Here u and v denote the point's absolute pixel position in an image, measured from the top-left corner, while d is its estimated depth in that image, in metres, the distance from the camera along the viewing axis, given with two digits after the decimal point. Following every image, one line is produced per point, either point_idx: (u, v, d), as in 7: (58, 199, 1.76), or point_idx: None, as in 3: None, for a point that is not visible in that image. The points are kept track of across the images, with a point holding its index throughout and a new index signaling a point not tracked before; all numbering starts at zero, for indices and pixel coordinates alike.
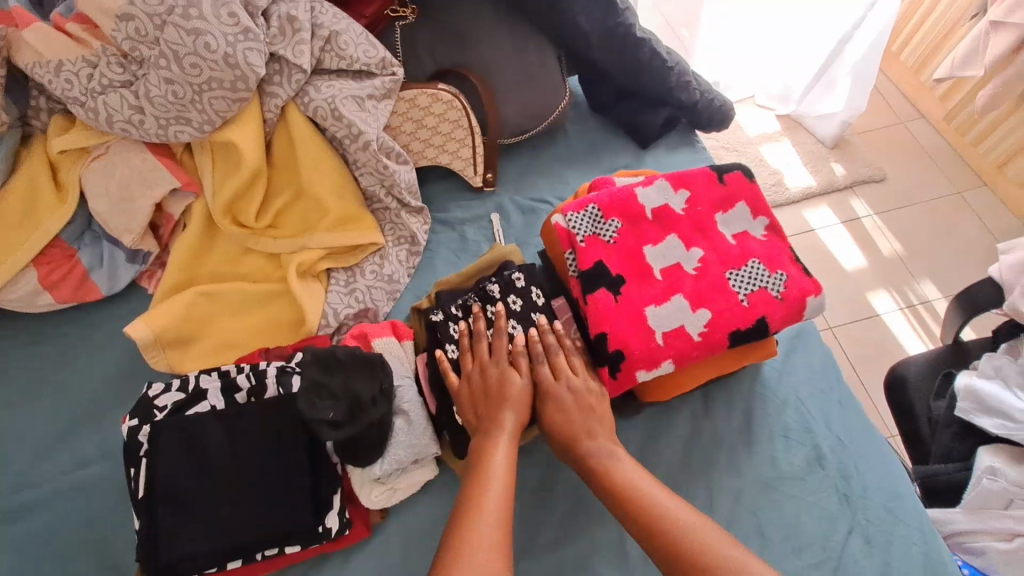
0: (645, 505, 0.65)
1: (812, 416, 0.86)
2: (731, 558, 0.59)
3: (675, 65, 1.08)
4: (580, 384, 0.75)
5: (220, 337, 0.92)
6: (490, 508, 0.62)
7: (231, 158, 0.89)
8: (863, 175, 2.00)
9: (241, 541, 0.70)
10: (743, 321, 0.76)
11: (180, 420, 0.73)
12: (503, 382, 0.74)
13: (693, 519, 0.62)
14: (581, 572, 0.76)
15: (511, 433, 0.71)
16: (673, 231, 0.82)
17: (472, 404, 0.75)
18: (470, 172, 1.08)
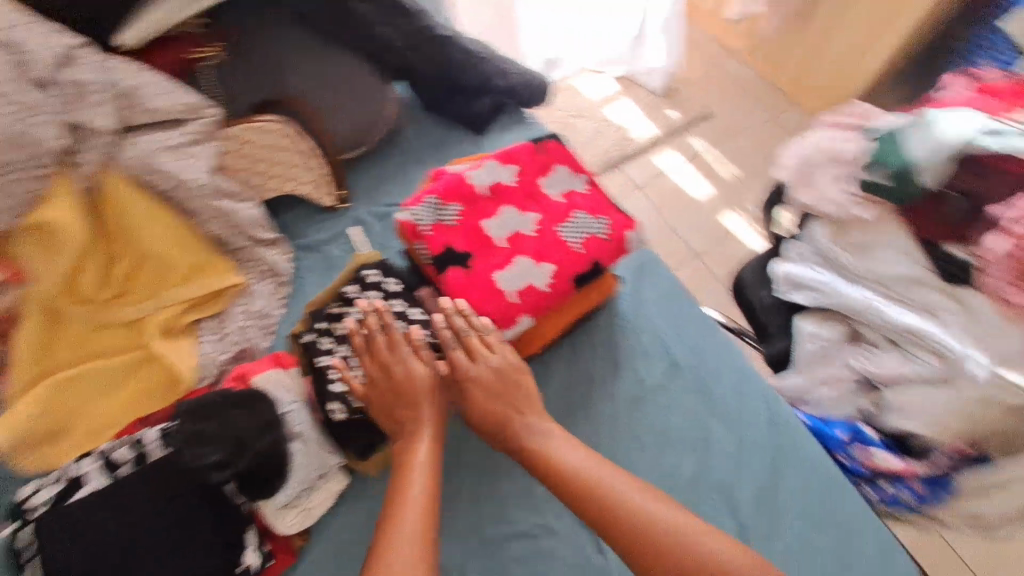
0: (565, 467, 0.72)
1: (666, 332, 1.00)
2: (647, 505, 0.69)
3: (487, 55, 1.16)
4: (488, 369, 0.79)
5: (91, 422, 0.85)
6: (413, 500, 0.69)
7: (52, 238, 0.85)
8: (694, 117, 2.31)
9: None
10: (582, 266, 0.85)
11: (58, 511, 0.70)
12: (412, 380, 0.79)
13: (605, 476, 0.71)
14: (500, 524, 0.84)
15: (428, 430, 0.77)
16: (507, 203, 0.89)
17: (389, 410, 0.79)
18: (320, 193, 1.10)
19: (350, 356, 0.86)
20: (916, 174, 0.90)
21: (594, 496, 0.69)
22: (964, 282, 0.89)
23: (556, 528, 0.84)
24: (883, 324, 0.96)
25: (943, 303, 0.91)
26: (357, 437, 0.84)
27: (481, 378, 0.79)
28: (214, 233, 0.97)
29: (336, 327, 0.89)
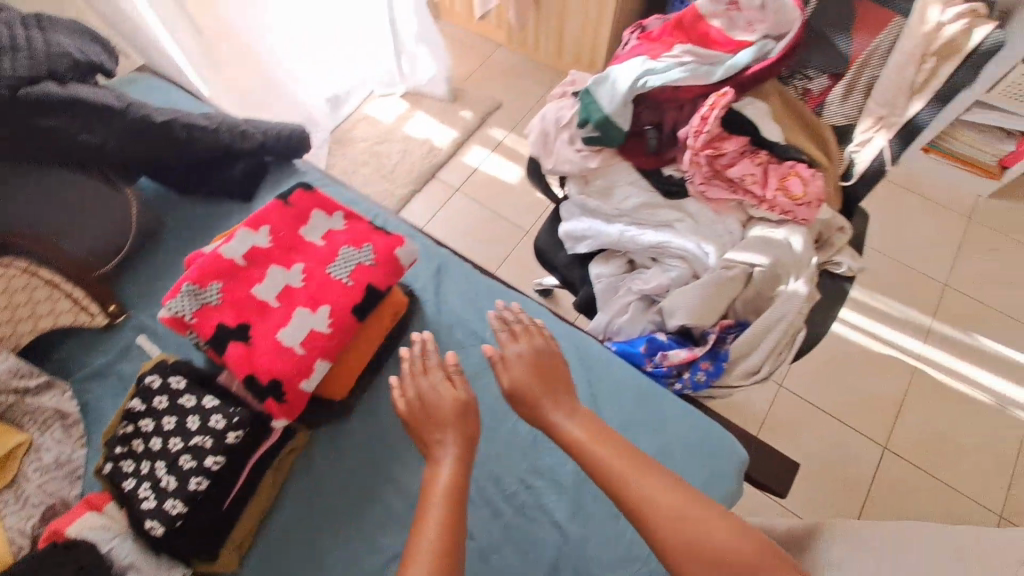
0: (594, 447, 0.74)
1: (472, 321, 1.09)
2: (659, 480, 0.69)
3: (218, 125, 1.16)
4: (525, 355, 0.87)
5: None
6: (434, 516, 0.67)
7: None
8: (486, 110, 2.47)
9: None
10: (357, 296, 0.89)
11: None
12: (436, 399, 0.80)
13: (620, 460, 0.72)
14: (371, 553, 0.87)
15: (456, 453, 0.75)
16: (270, 263, 0.92)
17: (420, 430, 0.80)
18: (87, 315, 1.04)
19: (152, 471, 0.82)
20: (612, 121, 1.05)
21: (609, 475, 0.71)
22: (680, 194, 1.10)
23: None
24: (639, 245, 1.11)
25: (673, 215, 1.09)
26: (190, 541, 0.79)
27: (525, 376, 0.84)
28: None
29: (133, 446, 0.85)
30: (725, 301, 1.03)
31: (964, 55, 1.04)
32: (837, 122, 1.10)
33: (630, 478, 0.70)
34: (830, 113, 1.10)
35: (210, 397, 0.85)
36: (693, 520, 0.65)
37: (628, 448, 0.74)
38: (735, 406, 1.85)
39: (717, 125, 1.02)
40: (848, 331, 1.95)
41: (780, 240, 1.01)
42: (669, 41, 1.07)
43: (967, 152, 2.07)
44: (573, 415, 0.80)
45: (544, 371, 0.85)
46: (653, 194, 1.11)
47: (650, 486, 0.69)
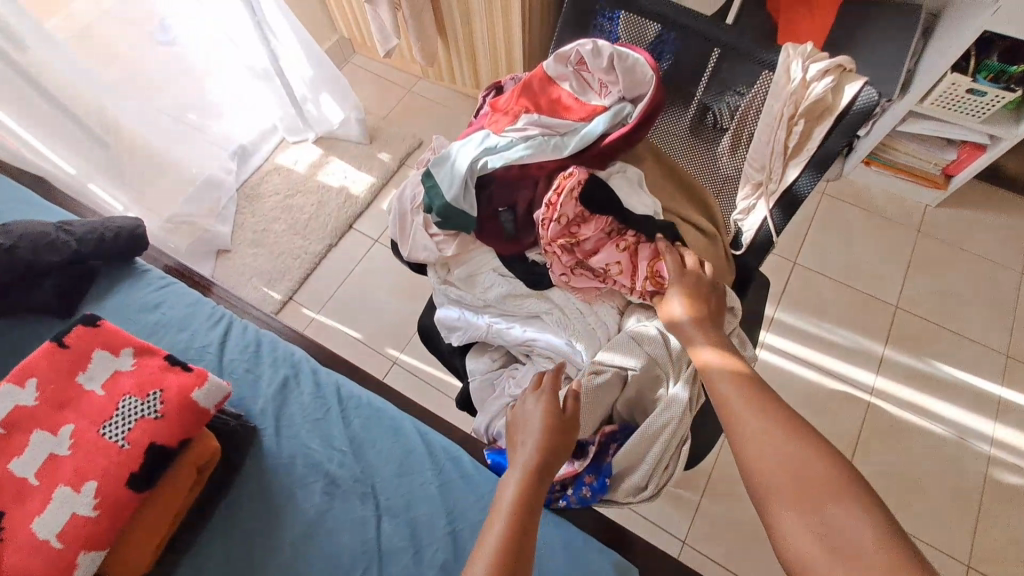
0: (721, 377, 0.73)
1: (316, 449, 0.94)
2: (753, 415, 0.67)
3: (15, 241, 1.01)
4: (678, 281, 0.84)
5: None
6: (508, 498, 0.70)
7: None
8: (404, 150, 2.32)
9: None
10: (135, 462, 0.75)
11: None
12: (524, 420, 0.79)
13: (736, 384, 0.71)
14: None
15: (536, 458, 0.74)
16: (33, 429, 0.77)
17: (514, 433, 0.80)
18: None
19: None
20: (455, 208, 0.92)
21: (722, 391, 0.72)
22: (546, 282, 0.96)
23: None
24: (508, 341, 0.97)
25: (539, 305, 0.96)
26: None
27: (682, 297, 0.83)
28: None
29: None
30: (601, 408, 0.89)
31: (838, 117, 0.81)
32: (728, 176, 1.00)
33: (750, 414, 0.68)
34: (723, 165, 0.99)
35: None
36: (798, 458, 0.62)
37: (748, 389, 0.71)
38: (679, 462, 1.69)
39: (574, 208, 0.87)
40: (796, 366, 1.81)
41: (653, 335, 0.87)
42: (515, 109, 0.95)
43: (909, 162, 1.96)
44: (718, 352, 0.77)
45: (701, 301, 0.82)
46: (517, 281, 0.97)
47: (761, 422, 0.66)
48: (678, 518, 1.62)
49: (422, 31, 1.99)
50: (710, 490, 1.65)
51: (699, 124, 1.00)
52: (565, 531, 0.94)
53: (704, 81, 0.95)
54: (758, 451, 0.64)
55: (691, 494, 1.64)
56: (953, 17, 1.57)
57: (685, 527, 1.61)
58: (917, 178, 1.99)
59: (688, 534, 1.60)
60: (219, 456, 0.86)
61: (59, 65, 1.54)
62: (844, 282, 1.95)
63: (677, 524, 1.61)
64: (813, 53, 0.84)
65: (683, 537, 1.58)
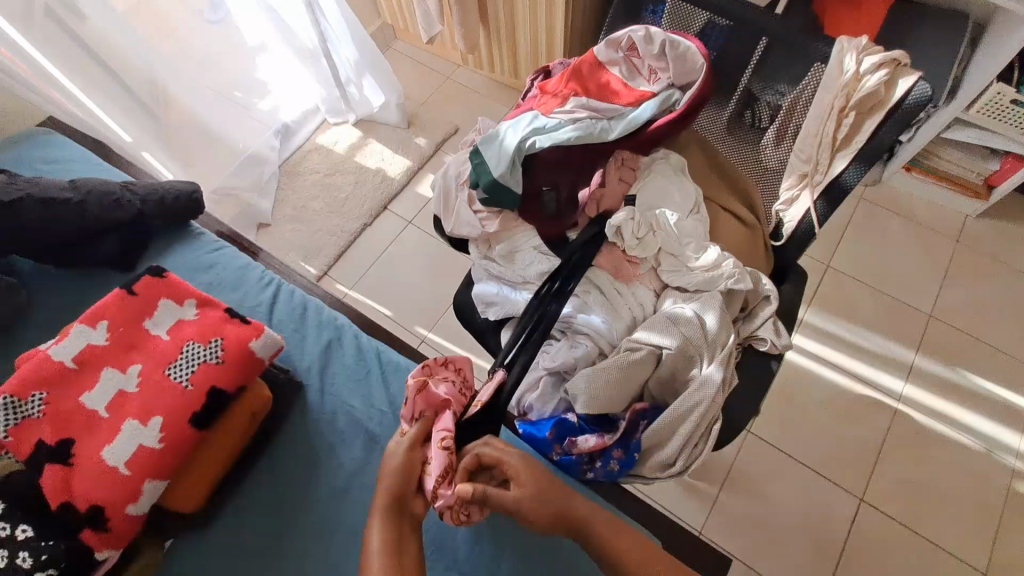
0: (579, 518, 0.80)
1: (357, 407, 0.99)
2: (604, 535, 0.79)
3: (83, 199, 1.06)
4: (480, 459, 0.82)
5: None
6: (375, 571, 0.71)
7: None
8: (440, 135, 2.36)
9: None
10: (196, 402, 0.80)
11: None
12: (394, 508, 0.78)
13: (588, 518, 0.80)
14: None
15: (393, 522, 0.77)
16: (104, 365, 0.82)
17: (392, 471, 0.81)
18: None
19: None
20: (502, 185, 0.95)
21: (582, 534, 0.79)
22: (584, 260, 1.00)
23: None
24: None
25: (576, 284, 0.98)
26: None
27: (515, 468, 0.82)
28: None
29: None
30: (633, 386, 0.91)
31: (889, 111, 0.82)
32: (770, 167, 1.01)
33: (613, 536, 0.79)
34: (767, 156, 1.00)
35: (23, 525, 0.72)
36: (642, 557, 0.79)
37: (598, 518, 0.81)
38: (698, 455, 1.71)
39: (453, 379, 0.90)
40: (822, 369, 1.81)
41: (689, 318, 0.89)
42: (563, 91, 0.98)
43: (950, 170, 1.93)
44: (543, 489, 0.79)
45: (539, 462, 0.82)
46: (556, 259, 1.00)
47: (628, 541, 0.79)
48: (695, 509, 1.64)
49: (465, 20, 2.02)
50: (727, 484, 1.66)
51: (737, 120, 1.02)
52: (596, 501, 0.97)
53: (749, 68, 0.96)
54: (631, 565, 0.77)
55: (708, 486, 1.66)
56: (1003, 24, 1.55)
57: (701, 518, 1.63)
58: (956, 186, 1.96)
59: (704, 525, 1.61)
60: (269, 404, 0.91)
61: (115, 40, 1.63)
62: (875, 288, 1.93)
63: (693, 514, 1.63)
64: (868, 45, 0.85)
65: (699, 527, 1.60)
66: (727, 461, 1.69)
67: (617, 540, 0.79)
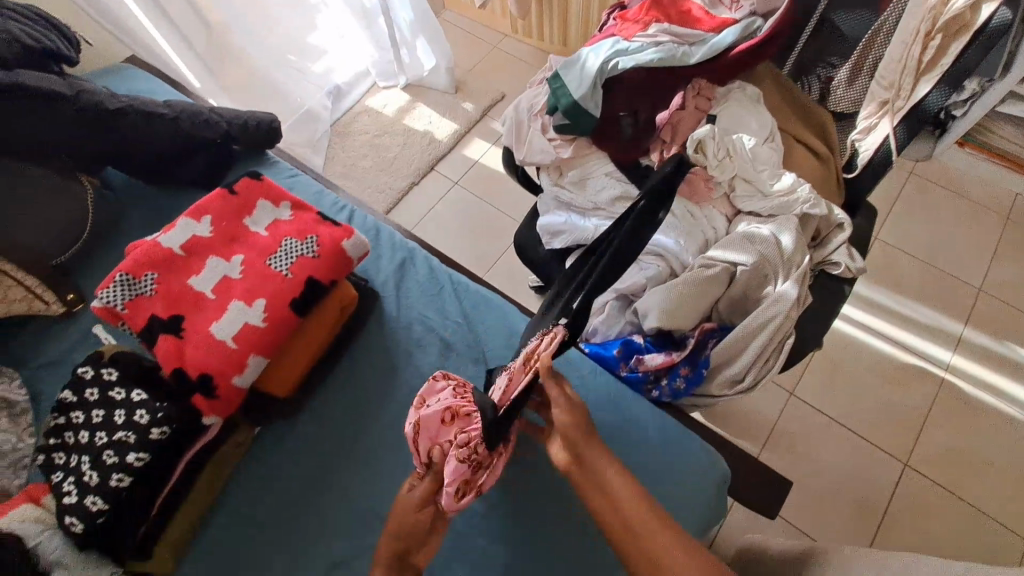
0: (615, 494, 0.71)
1: (432, 318, 1.03)
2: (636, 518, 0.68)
3: (178, 114, 1.11)
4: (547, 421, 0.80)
5: None
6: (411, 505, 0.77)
7: None
8: (487, 102, 2.40)
9: None
10: (295, 289, 0.85)
11: None
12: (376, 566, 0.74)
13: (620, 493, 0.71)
14: (299, 565, 0.83)
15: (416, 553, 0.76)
16: (210, 253, 0.88)
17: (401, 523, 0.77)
18: (41, 302, 1.01)
19: (79, 465, 0.78)
20: (582, 106, 0.98)
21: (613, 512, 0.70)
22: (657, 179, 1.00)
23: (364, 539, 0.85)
24: None
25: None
26: (118, 529, 0.77)
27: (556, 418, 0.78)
28: None
29: (65, 436, 0.81)
30: (706, 304, 0.93)
31: (978, 31, 0.82)
32: (841, 107, 1.03)
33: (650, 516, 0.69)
34: (836, 98, 1.03)
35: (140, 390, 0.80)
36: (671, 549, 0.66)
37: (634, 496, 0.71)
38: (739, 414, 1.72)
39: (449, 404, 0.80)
40: (868, 337, 1.80)
41: (765, 237, 0.91)
42: (644, 19, 1.00)
43: (1007, 146, 1.90)
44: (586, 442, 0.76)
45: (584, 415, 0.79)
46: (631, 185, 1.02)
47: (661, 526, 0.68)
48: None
49: None
50: (768, 444, 1.67)
51: (807, 63, 1.04)
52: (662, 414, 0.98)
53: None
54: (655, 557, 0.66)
55: (749, 445, 1.68)
56: None
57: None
58: (1010, 164, 1.93)
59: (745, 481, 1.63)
60: (354, 304, 0.95)
61: None
62: (925, 261, 1.91)
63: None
64: None
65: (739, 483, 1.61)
66: (768, 422, 1.70)
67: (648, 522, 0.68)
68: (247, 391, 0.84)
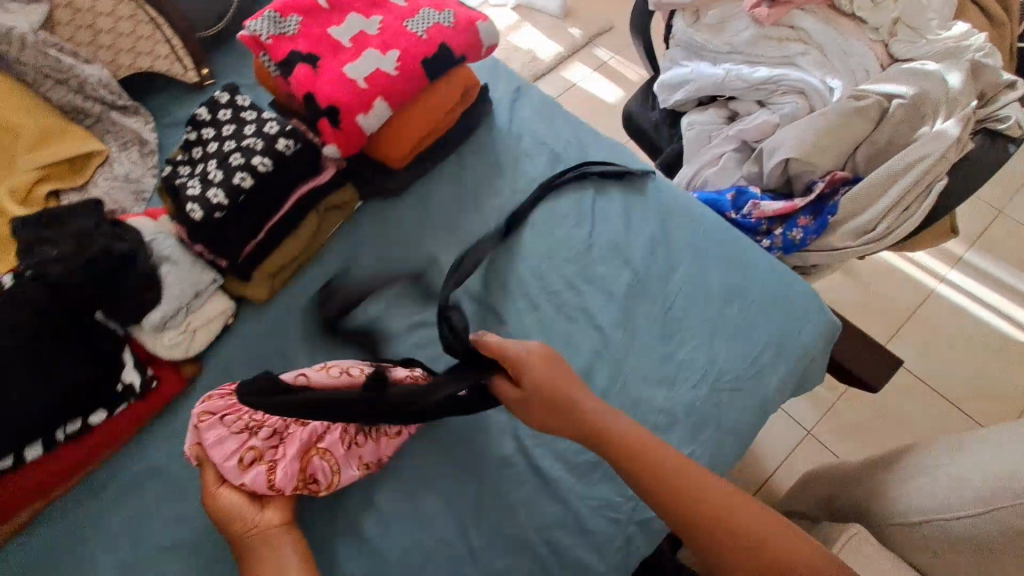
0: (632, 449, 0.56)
1: (543, 134, 1.01)
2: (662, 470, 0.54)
3: None
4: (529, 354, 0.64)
5: None
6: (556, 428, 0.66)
7: None
8: (596, 29, 2.37)
9: (32, 422, 0.69)
10: (429, 49, 0.84)
11: None
12: (225, 514, 0.66)
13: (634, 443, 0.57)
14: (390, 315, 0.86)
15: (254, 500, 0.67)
16: (351, 11, 0.89)
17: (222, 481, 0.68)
18: (180, 68, 1.05)
19: (203, 172, 0.80)
20: None
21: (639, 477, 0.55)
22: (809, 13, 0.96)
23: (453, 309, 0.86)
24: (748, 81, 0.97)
25: (797, 46, 0.94)
26: (229, 234, 0.80)
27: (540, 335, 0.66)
28: (61, 101, 0.93)
29: (193, 152, 0.85)
30: (846, 144, 0.87)
31: None
32: None
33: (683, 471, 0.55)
34: None
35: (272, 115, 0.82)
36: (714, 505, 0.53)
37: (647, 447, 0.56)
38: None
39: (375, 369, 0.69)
40: (978, 309, 1.63)
41: (931, 72, 0.84)
42: None
43: None
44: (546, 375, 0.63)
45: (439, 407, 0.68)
46: (777, 22, 0.95)
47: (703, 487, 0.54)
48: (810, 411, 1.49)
49: None
50: (848, 397, 1.52)
51: None
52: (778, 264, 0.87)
53: None
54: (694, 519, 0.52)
55: (827, 394, 1.53)
56: None
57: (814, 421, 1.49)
58: None
59: (816, 427, 1.48)
60: (473, 95, 0.95)
61: None
62: None
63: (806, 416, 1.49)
64: None
65: (811, 428, 1.46)
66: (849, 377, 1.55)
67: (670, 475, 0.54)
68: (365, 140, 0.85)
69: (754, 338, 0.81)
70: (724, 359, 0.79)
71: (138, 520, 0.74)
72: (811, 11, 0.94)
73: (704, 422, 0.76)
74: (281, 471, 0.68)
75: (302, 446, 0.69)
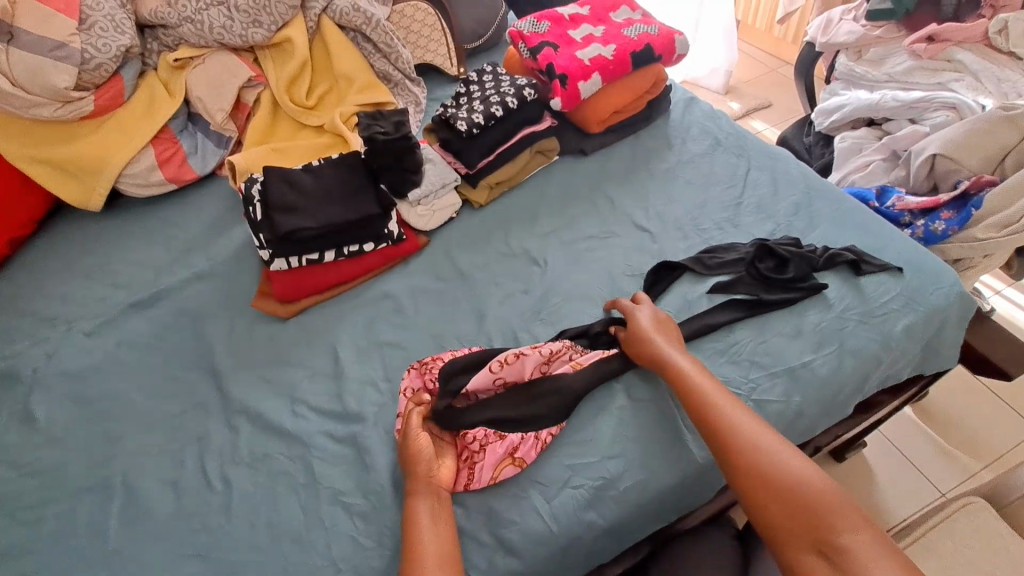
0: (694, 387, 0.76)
1: (708, 125, 1.25)
2: (738, 419, 0.71)
3: None
4: (646, 313, 0.88)
5: (297, 149, 1.28)
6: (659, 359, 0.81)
7: (283, 48, 1.34)
8: (755, 105, 2.33)
9: (337, 237, 1.05)
10: (637, 46, 1.18)
11: (289, 172, 1.07)
12: (419, 447, 0.77)
13: (713, 390, 0.75)
14: (568, 229, 1.11)
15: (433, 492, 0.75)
16: (584, 22, 1.27)
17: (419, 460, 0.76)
18: (448, 65, 1.48)
19: (469, 107, 1.17)
20: None
21: (699, 401, 0.74)
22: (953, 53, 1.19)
23: (618, 234, 1.09)
24: (903, 101, 1.15)
25: (950, 75, 1.15)
26: (475, 147, 1.14)
27: (641, 314, 0.88)
28: (381, 68, 1.40)
29: (456, 100, 1.22)
30: (996, 149, 1.02)
31: None
32: None
33: (740, 428, 0.70)
34: None
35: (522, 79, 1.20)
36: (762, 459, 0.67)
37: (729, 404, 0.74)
38: (960, 425, 1.36)
39: (534, 365, 0.87)
40: None
41: None
42: None
43: None
44: (648, 317, 0.87)
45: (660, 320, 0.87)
46: (934, 56, 1.18)
47: (766, 442, 0.68)
48: (947, 472, 1.29)
49: None
50: (996, 467, 1.29)
51: None
52: (920, 249, 0.97)
53: None
54: (742, 455, 0.68)
55: (968, 459, 1.31)
56: None
57: (950, 484, 1.27)
58: None
59: (952, 491, 1.26)
60: (657, 89, 1.26)
61: None
62: None
63: (940, 476, 1.28)
64: None
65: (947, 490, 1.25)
66: (994, 447, 1.32)
67: (743, 427, 0.70)
68: (579, 101, 1.18)
69: (884, 283, 0.92)
70: (854, 299, 0.91)
71: (376, 322, 1.03)
72: (966, 48, 1.17)
73: (828, 339, 0.88)
74: (478, 475, 0.79)
75: (499, 457, 0.79)
